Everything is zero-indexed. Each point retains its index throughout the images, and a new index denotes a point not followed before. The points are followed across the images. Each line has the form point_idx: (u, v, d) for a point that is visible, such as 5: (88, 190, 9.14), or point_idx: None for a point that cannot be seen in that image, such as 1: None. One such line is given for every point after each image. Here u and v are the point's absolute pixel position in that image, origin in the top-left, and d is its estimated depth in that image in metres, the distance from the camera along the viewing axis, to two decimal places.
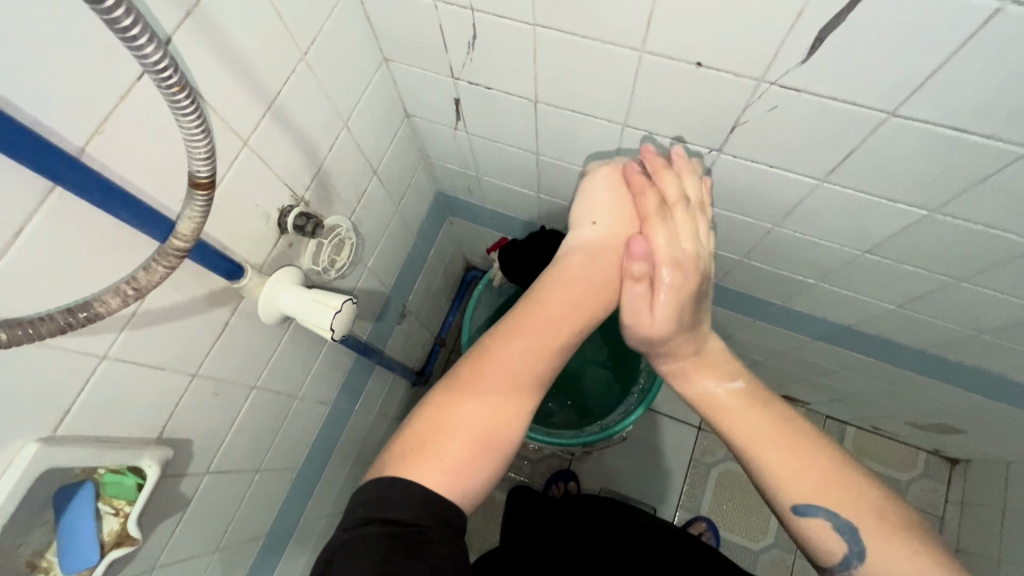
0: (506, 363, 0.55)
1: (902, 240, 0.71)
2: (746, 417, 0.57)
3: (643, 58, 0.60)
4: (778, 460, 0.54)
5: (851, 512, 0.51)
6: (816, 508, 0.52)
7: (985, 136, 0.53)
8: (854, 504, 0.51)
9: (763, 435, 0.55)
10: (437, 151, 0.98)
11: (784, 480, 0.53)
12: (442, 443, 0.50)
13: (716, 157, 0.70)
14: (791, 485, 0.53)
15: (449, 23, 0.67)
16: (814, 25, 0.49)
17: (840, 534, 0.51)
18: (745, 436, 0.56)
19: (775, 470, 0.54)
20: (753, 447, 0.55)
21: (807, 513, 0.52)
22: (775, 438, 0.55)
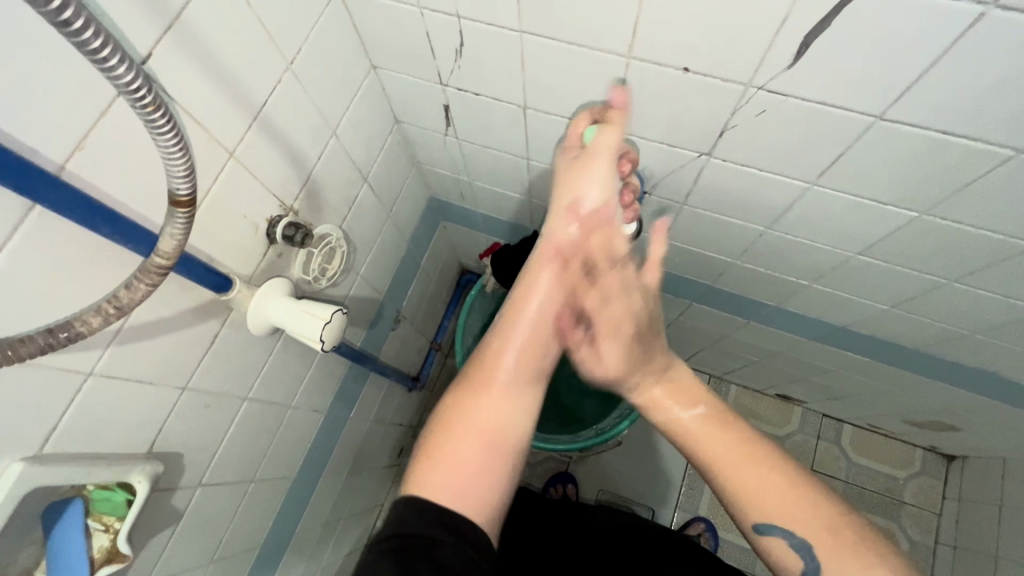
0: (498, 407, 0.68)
1: (893, 241, 0.71)
2: (713, 440, 0.67)
3: (630, 64, 0.60)
4: (738, 481, 0.64)
5: (807, 533, 0.59)
6: (778, 528, 0.61)
7: (973, 139, 0.53)
8: (809, 527, 0.59)
9: (722, 457, 0.66)
10: (428, 157, 0.97)
11: (750, 505, 0.62)
12: (455, 460, 0.62)
13: (706, 161, 0.70)
14: (758, 505, 0.62)
15: (436, 30, 0.67)
16: (799, 31, 0.49)
17: (800, 554, 0.59)
18: (707, 459, 0.67)
19: (741, 498, 0.63)
20: (713, 466, 0.66)
21: (769, 531, 0.61)
22: (739, 463, 0.65)
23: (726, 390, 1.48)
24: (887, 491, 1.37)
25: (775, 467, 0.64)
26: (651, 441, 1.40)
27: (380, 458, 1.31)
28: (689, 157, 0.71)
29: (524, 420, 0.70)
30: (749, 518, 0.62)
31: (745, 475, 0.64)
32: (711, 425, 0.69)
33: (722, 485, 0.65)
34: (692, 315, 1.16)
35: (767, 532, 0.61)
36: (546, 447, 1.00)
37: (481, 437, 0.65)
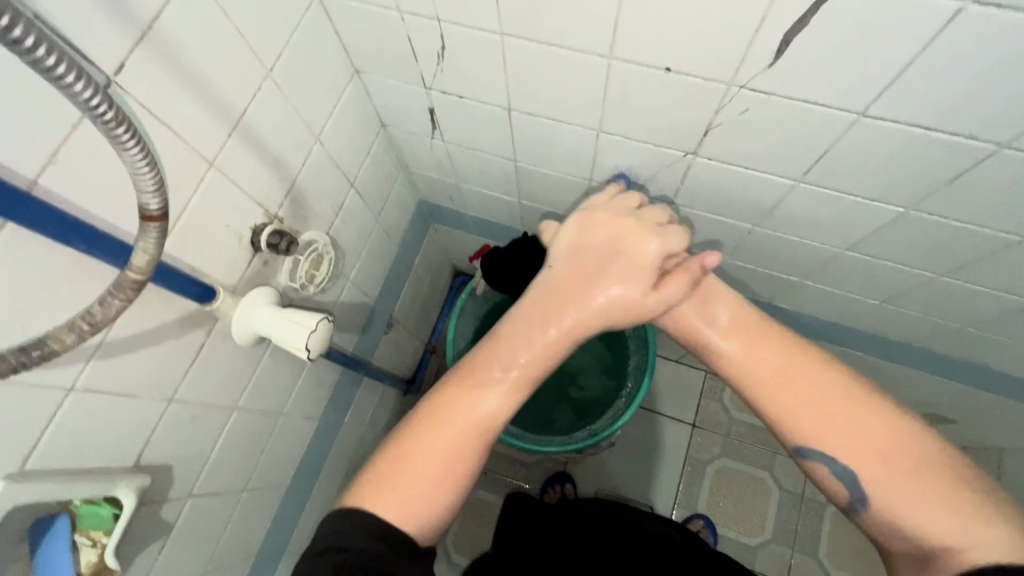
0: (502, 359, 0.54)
1: (881, 238, 0.71)
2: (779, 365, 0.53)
3: (612, 64, 0.59)
4: (813, 406, 0.50)
5: (889, 464, 0.47)
6: (824, 454, 0.50)
7: (955, 134, 0.52)
8: (896, 465, 0.46)
9: (797, 370, 0.52)
10: (416, 160, 0.97)
11: (802, 418, 0.50)
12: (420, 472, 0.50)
13: (692, 160, 0.70)
14: (817, 427, 0.50)
15: (418, 35, 0.66)
16: (778, 30, 0.49)
17: (845, 480, 0.49)
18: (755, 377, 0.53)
19: (810, 425, 0.50)
20: (787, 388, 0.51)
21: (809, 456, 0.51)
22: (822, 384, 0.50)
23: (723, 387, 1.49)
24: None
25: (856, 381, 0.50)
26: (648, 439, 1.40)
27: None
28: (675, 157, 0.70)
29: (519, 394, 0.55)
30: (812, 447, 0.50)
31: (823, 395, 0.50)
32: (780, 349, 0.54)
33: (779, 411, 0.51)
34: None
35: (808, 456, 0.51)
36: (541, 450, 1.00)
37: (456, 437, 0.52)
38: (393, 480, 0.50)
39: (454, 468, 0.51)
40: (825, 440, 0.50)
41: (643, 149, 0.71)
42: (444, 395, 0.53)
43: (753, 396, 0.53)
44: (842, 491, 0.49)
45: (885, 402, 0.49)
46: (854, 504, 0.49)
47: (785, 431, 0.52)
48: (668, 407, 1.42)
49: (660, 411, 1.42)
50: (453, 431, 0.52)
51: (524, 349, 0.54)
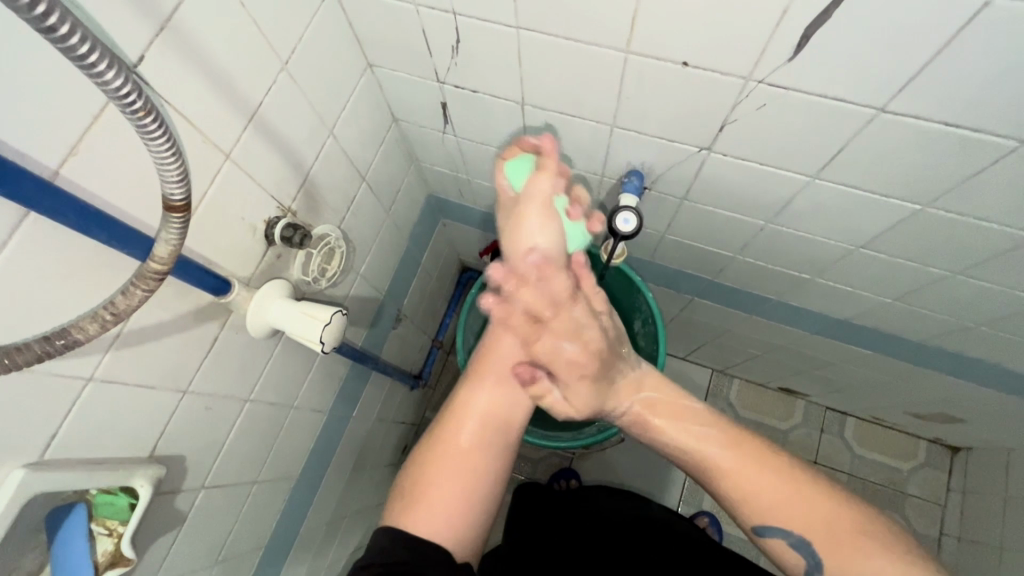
0: (483, 400, 0.65)
1: (896, 236, 0.70)
2: (733, 467, 0.61)
3: (629, 59, 0.59)
4: (752, 487, 0.59)
5: (808, 529, 0.56)
6: (778, 526, 0.58)
7: (975, 130, 0.52)
8: (820, 526, 0.56)
9: (726, 458, 0.62)
10: (426, 154, 0.97)
11: (743, 498, 0.60)
12: (441, 486, 0.58)
13: (707, 156, 0.69)
14: (754, 507, 0.59)
15: (433, 28, 0.66)
16: (801, 23, 0.48)
17: (797, 550, 0.57)
18: (709, 461, 0.63)
19: (741, 502, 0.60)
20: (730, 479, 0.61)
21: (770, 530, 0.58)
22: (749, 472, 0.60)
23: (728, 383, 1.51)
24: (892, 484, 1.42)
25: (762, 458, 0.61)
26: None
27: (383, 457, 1.31)
28: (689, 153, 0.70)
29: (516, 409, 0.67)
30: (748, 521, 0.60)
31: (743, 472, 0.60)
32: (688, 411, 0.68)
33: (724, 495, 0.61)
34: (694, 309, 1.15)
35: (769, 531, 0.58)
36: (549, 444, 1.00)
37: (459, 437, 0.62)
38: (427, 498, 0.57)
39: (468, 484, 0.59)
40: (765, 516, 0.58)
41: (657, 145, 0.71)
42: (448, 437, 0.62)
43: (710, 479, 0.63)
44: (796, 561, 0.57)
45: (792, 475, 0.59)
46: (810, 572, 0.56)
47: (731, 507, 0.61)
48: None
49: None
50: (458, 461, 0.60)
51: (494, 379, 0.67)
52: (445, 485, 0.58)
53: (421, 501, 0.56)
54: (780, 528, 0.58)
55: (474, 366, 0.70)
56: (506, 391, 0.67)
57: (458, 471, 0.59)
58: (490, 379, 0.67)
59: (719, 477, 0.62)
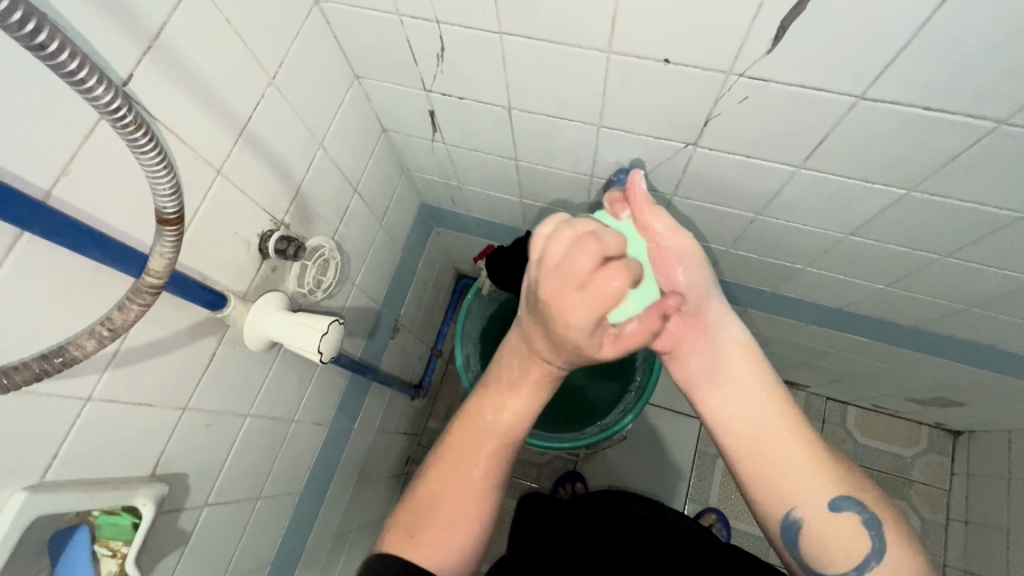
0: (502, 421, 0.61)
1: (884, 222, 0.71)
2: (805, 444, 0.56)
3: (611, 58, 0.60)
4: (814, 466, 0.55)
5: (876, 507, 0.54)
6: (848, 503, 0.54)
7: (954, 113, 0.53)
8: (881, 506, 0.55)
9: (781, 433, 0.56)
10: (417, 163, 0.98)
11: (818, 479, 0.55)
12: (450, 511, 0.57)
13: (692, 151, 0.70)
14: (825, 485, 0.55)
15: (417, 38, 0.67)
16: (776, 15, 0.49)
17: (868, 530, 0.53)
18: (774, 440, 0.56)
19: (802, 484, 0.55)
20: (790, 456, 0.56)
21: (841, 509, 0.54)
22: (803, 451, 0.56)
23: None
24: (895, 471, 1.42)
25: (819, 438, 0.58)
26: (657, 434, 1.41)
27: (387, 468, 1.30)
28: (676, 149, 0.71)
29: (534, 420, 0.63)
30: (819, 498, 0.54)
31: (791, 443, 0.56)
32: (755, 383, 0.59)
33: (793, 471, 0.55)
34: None
35: (840, 509, 0.54)
36: (552, 446, 1.00)
37: (479, 469, 0.60)
38: (436, 528, 0.56)
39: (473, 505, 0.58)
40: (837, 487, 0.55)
41: (644, 142, 0.72)
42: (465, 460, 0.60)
43: (769, 461, 0.56)
44: (862, 544, 0.53)
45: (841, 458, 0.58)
46: (872, 554, 0.53)
47: (792, 489, 0.55)
48: (675, 402, 1.42)
49: (665, 405, 1.43)
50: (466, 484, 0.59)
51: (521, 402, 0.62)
52: (459, 507, 0.58)
53: (431, 532, 0.56)
54: (848, 505, 0.54)
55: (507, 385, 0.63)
56: (528, 408, 0.62)
57: (472, 495, 0.59)
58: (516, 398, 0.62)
59: (793, 454, 0.56)
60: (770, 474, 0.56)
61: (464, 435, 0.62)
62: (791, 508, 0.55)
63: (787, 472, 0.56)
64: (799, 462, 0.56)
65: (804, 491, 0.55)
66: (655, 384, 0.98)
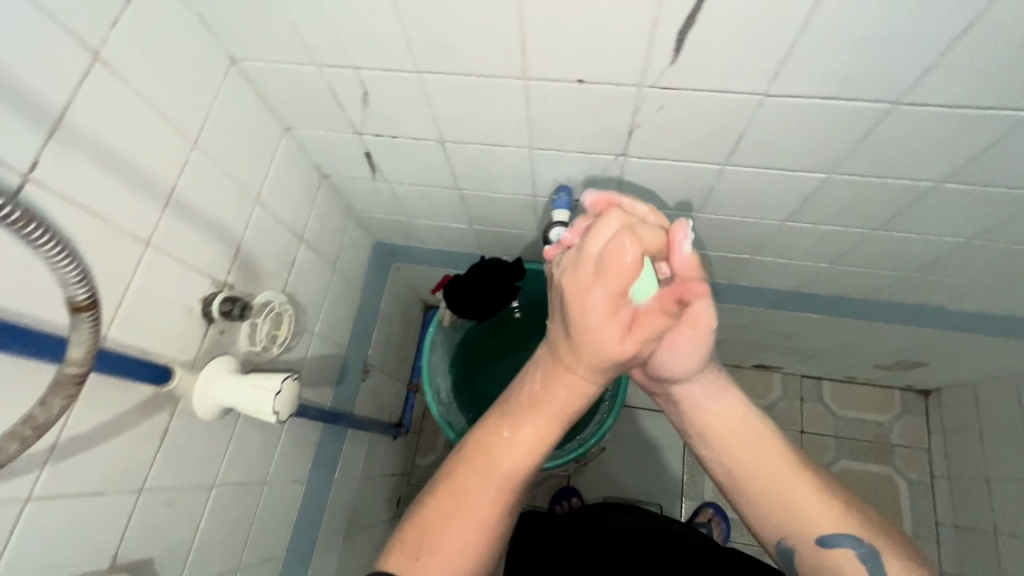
0: (518, 443, 0.58)
1: (814, 205, 0.74)
2: (805, 481, 0.59)
3: (528, 84, 0.62)
4: (814, 501, 0.58)
5: (877, 542, 0.56)
6: (844, 537, 0.57)
7: (851, 99, 0.56)
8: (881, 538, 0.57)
9: (776, 476, 0.60)
10: (363, 204, 0.98)
11: (813, 514, 0.58)
12: (446, 537, 0.54)
13: (623, 162, 0.72)
14: (823, 521, 0.57)
15: (339, 85, 0.68)
16: (671, 29, 0.52)
17: (866, 561, 0.55)
18: (774, 476, 0.59)
19: (798, 516, 0.58)
20: (789, 491, 0.59)
21: (835, 543, 0.57)
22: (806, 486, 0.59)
23: None
24: (876, 438, 1.46)
25: (823, 476, 0.61)
26: (643, 437, 1.41)
27: (376, 513, 1.27)
28: (607, 162, 0.73)
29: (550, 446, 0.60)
30: (815, 532, 0.57)
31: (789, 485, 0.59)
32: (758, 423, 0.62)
33: (792, 504, 0.59)
34: None
35: (830, 544, 0.57)
36: None
37: (489, 491, 0.57)
38: (432, 553, 0.53)
39: (473, 530, 0.55)
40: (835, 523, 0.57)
41: (576, 158, 0.73)
42: (472, 479, 0.57)
43: (770, 493, 0.59)
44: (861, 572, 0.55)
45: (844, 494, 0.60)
46: None
47: (787, 522, 0.59)
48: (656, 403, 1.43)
49: (646, 406, 1.44)
50: (470, 510, 0.56)
51: (540, 422, 0.59)
52: (459, 532, 0.55)
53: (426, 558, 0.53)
54: (845, 539, 0.57)
55: (528, 403, 0.60)
56: (545, 433, 0.59)
57: (475, 519, 0.56)
58: (536, 419, 0.59)
59: (792, 488, 0.59)
60: (772, 507, 0.59)
61: (475, 455, 0.58)
62: (790, 540, 0.59)
63: (785, 508, 0.59)
64: (798, 497, 0.59)
65: (801, 525, 0.58)
66: (627, 392, 0.98)
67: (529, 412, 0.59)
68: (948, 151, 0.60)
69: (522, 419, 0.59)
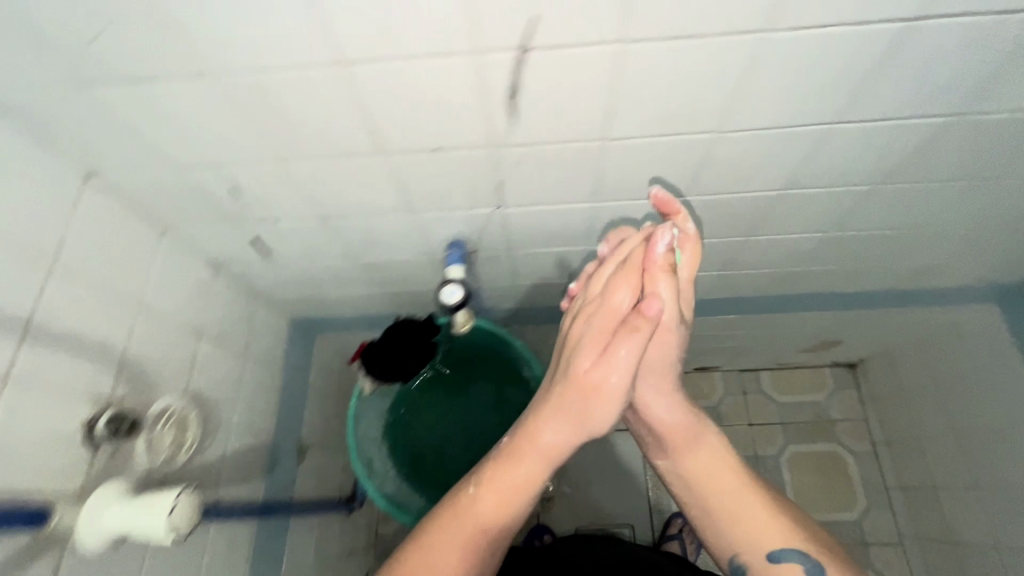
0: (496, 492, 0.64)
1: (688, 224, 0.79)
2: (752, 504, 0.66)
3: (389, 158, 0.64)
4: (760, 521, 0.65)
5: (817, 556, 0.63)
6: (789, 553, 0.64)
7: (682, 134, 0.60)
8: (819, 551, 0.64)
9: (726, 497, 0.67)
10: (267, 284, 0.96)
11: (759, 532, 0.65)
12: None
13: (502, 212, 0.75)
14: (770, 538, 0.65)
15: (207, 180, 0.68)
16: (502, 98, 0.54)
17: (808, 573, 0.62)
18: (725, 500, 0.67)
19: (747, 536, 0.65)
20: (739, 512, 0.66)
21: (781, 558, 0.63)
22: (754, 507, 0.66)
23: None
24: (818, 417, 1.52)
25: (771, 498, 0.68)
26: None
27: None
28: (487, 214, 0.75)
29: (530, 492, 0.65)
30: (763, 549, 0.64)
31: (740, 505, 0.66)
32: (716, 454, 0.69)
33: (742, 524, 0.65)
34: None
35: (778, 558, 0.63)
36: None
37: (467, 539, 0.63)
38: None
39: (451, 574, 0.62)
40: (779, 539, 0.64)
41: (458, 215, 0.76)
42: (454, 528, 0.63)
43: (722, 513, 0.67)
44: None
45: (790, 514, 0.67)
46: None
47: (738, 540, 0.66)
48: None
49: None
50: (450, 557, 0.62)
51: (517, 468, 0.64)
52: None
53: None
54: (790, 555, 0.63)
55: (508, 451, 0.65)
56: (520, 481, 0.64)
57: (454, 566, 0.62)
58: (512, 468, 0.64)
59: (743, 510, 0.66)
60: (725, 526, 0.66)
61: (458, 508, 0.64)
62: (743, 556, 0.65)
63: (735, 526, 0.66)
64: (746, 517, 0.66)
65: (749, 541, 0.65)
66: None
67: (507, 459, 0.65)
68: (778, 164, 0.66)
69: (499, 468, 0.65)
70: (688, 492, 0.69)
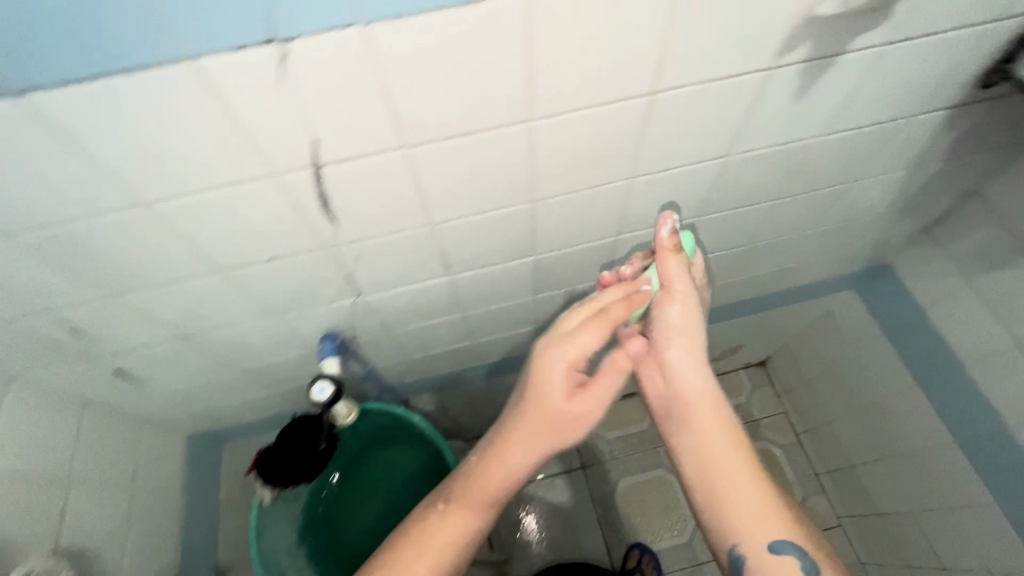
0: (454, 513, 0.62)
1: (546, 278, 0.84)
2: (750, 491, 0.59)
3: (228, 274, 0.65)
4: (758, 511, 0.58)
5: (817, 555, 0.56)
6: (789, 547, 0.57)
7: (499, 209, 0.66)
8: (818, 545, 0.57)
9: (719, 490, 0.59)
10: (150, 409, 0.93)
11: (755, 523, 0.57)
12: None
13: (364, 300, 0.77)
14: (767, 531, 0.57)
15: (44, 325, 0.66)
16: (314, 205, 0.57)
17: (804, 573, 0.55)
18: (722, 492, 0.59)
19: (745, 526, 0.58)
20: (732, 503, 0.58)
21: (780, 552, 0.56)
22: (754, 498, 0.58)
23: None
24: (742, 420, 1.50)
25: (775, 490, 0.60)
26: None
27: None
28: (349, 304, 0.77)
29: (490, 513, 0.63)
30: (759, 541, 0.57)
31: (747, 493, 0.58)
32: (721, 443, 0.61)
33: (737, 515, 0.58)
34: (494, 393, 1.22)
35: (777, 552, 0.56)
36: None
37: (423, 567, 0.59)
38: None
39: None
40: (777, 532, 0.57)
41: (321, 310, 0.77)
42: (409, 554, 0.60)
43: (712, 502, 0.59)
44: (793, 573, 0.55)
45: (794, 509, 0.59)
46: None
47: (733, 531, 0.58)
48: None
49: None
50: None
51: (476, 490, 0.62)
52: None
53: None
54: (788, 549, 0.56)
55: (472, 471, 0.64)
56: (478, 502, 0.62)
57: None
58: (471, 488, 0.63)
59: (740, 502, 0.58)
60: (715, 516, 0.59)
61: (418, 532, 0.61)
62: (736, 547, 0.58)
63: (727, 517, 0.58)
64: (742, 506, 0.58)
65: (741, 529, 0.58)
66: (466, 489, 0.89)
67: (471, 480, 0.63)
68: (599, 218, 0.73)
69: (459, 490, 0.63)
70: (683, 471, 0.62)
